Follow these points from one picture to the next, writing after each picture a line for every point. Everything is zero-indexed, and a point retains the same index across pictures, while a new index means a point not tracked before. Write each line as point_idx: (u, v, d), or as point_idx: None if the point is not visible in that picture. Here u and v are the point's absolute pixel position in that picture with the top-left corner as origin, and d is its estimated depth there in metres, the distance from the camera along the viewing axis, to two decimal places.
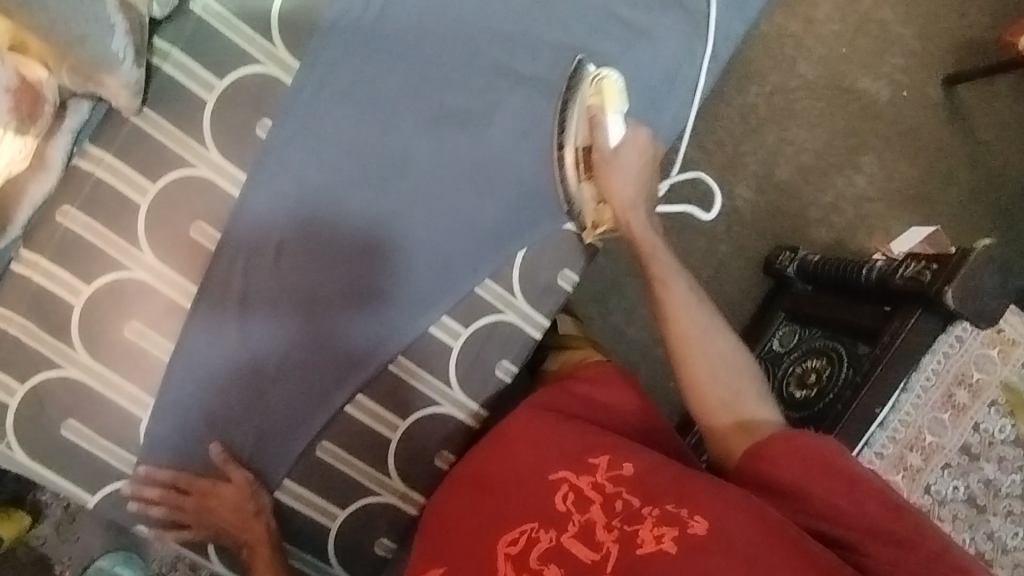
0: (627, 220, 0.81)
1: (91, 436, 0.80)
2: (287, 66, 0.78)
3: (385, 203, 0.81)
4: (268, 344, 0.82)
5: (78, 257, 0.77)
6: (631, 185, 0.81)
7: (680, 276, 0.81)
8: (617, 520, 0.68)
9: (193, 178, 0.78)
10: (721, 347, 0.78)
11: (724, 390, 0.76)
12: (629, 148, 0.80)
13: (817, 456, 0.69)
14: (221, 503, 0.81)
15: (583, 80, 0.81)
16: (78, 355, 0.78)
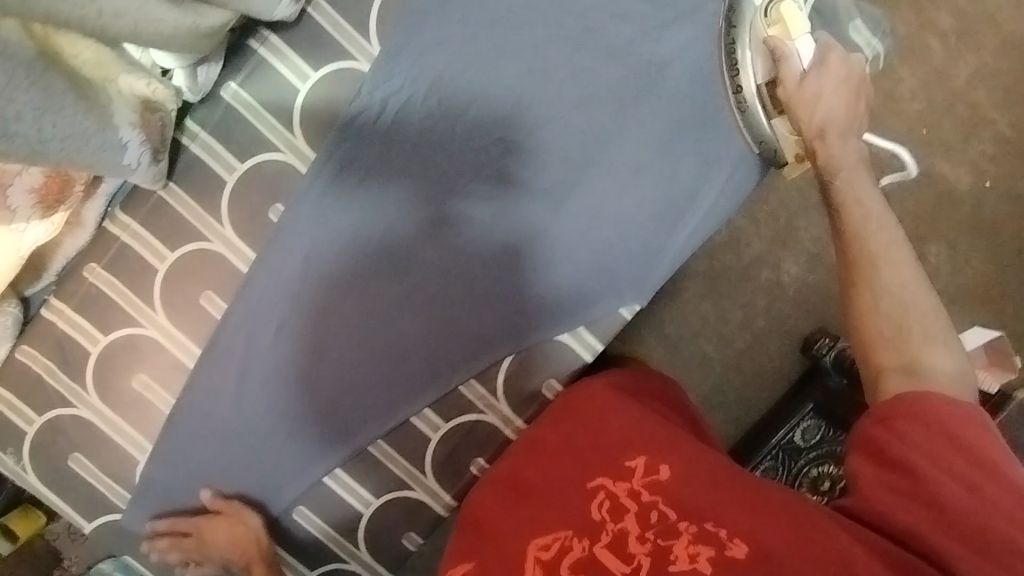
0: (832, 126, 0.72)
1: (93, 471, 0.87)
2: (304, 156, 0.82)
3: (527, 90, 0.80)
4: (391, 220, 0.83)
5: (98, 310, 0.84)
6: (830, 89, 0.71)
7: (874, 217, 0.69)
8: (653, 531, 0.63)
9: (209, 251, 0.83)
10: (903, 278, 0.67)
11: (902, 315, 0.66)
12: (823, 72, 0.72)
13: (943, 430, 0.60)
14: (220, 537, 0.86)
15: (749, 10, 0.77)
16: (89, 398, 0.85)
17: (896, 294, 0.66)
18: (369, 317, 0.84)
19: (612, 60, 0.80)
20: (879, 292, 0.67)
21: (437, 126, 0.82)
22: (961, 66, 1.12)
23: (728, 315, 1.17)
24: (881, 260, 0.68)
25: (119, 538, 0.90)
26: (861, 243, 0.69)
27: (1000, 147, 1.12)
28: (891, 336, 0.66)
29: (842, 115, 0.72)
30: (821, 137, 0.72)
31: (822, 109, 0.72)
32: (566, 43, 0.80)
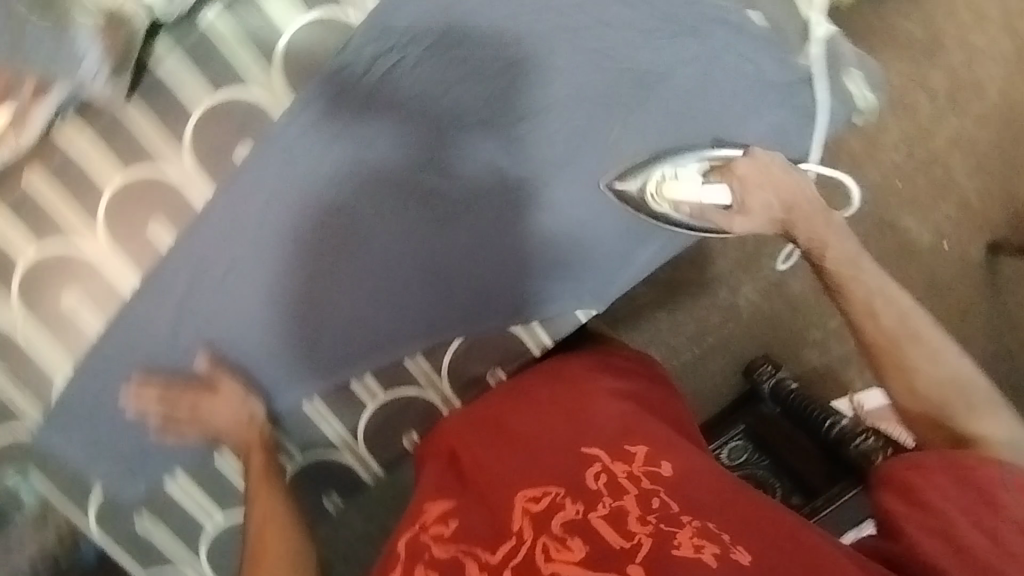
0: (795, 213, 0.79)
1: (7, 383, 0.82)
2: (280, 99, 0.79)
3: (534, 26, 0.77)
4: (385, 142, 0.80)
5: (38, 218, 0.80)
6: (765, 184, 0.79)
7: (888, 285, 0.73)
8: (654, 515, 0.59)
9: (165, 181, 0.80)
10: (927, 359, 0.70)
11: (945, 377, 0.69)
12: (753, 164, 0.78)
13: (981, 484, 0.62)
14: (218, 415, 0.82)
15: (639, 163, 0.80)
16: (13, 307, 0.81)
17: (927, 374, 0.69)
18: (327, 278, 0.82)
19: (610, 62, 0.78)
20: (916, 381, 0.70)
21: (425, 94, 0.79)
22: (939, 130, 1.22)
23: (678, 329, 1.20)
24: (924, 339, 0.71)
25: (23, 458, 0.86)
26: (907, 342, 0.71)
27: (960, 211, 1.20)
28: (955, 403, 0.68)
29: (795, 188, 0.79)
30: (796, 209, 0.79)
31: (770, 204, 0.79)
32: (571, 34, 0.77)
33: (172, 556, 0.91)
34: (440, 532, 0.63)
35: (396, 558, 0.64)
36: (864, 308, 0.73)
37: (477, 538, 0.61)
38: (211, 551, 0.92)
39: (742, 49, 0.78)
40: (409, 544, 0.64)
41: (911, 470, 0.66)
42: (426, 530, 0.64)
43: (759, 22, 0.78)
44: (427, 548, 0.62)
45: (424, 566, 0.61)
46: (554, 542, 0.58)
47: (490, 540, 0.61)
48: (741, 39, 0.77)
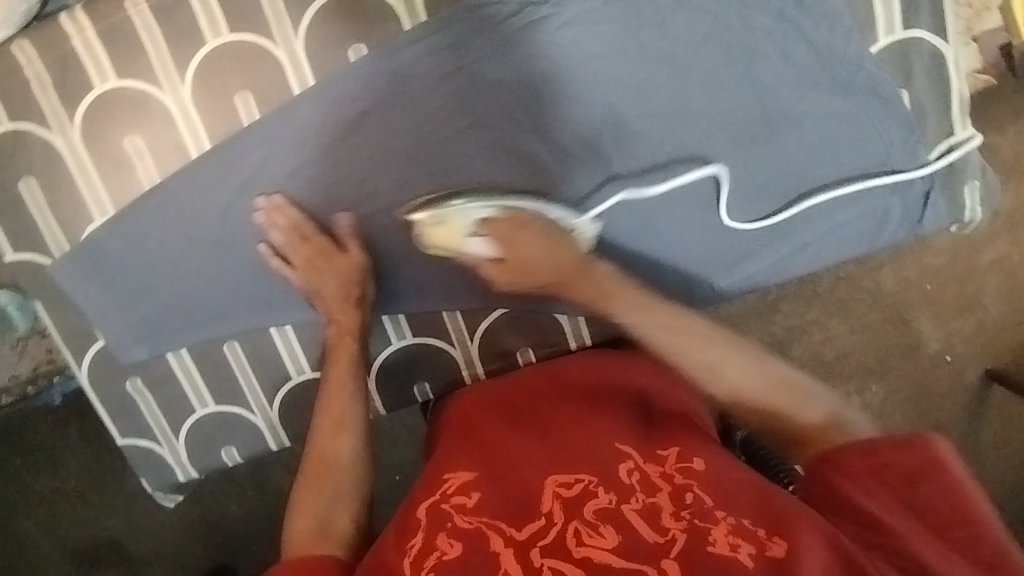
0: (557, 273, 0.73)
1: (41, 204, 0.79)
2: (415, 16, 0.75)
3: (665, 23, 0.74)
4: (484, 85, 0.75)
5: (124, 49, 0.75)
6: (529, 238, 0.72)
7: (672, 310, 0.74)
8: (688, 511, 0.60)
9: (268, 53, 0.76)
10: (728, 371, 0.72)
11: (759, 384, 0.71)
12: (511, 236, 0.72)
13: (895, 474, 0.61)
14: (329, 284, 0.78)
15: (423, 221, 0.76)
16: (70, 131, 0.77)
17: (730, 377, 0.71)
18: (394, 207, 0.79)
19: (748, 91, 0.75)
20: (733, 392, 0.71)
21: (555, 56, 0.74)
22: (984, 251, 1.17)
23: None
24: (724, 350, 0.72)
25: (31, 284, 0.82)
26: (717, 363, 0.72)
27: (975, 334, 1.17)
28: (783, 408, 0.69)
29: (568, 256, 0.73)
30: (570, 283, 0.74)
31: (536, 261, 0.72)
32: (722, 49, 0.74)
33: (151, 428, 0.88)
34: (462, 502, 0.66)
35: (416, 525, 0.65)
36: (669, 349, 0.73)
37: (502, 516, 0.63)
38: (190, 435, 0.89)
39: (880, 123, 0.75)
40: (430, 511, 0.66)
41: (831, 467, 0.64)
42: (448, 500, 0.66)
43: (906, 104, 0.75)
44: (449, 517, 0.64)
45: (447, 534, 0.63)
46: (585, 527, 0.60)
47: (517, 519, 0.62)
48: (885, 114, 0.75)
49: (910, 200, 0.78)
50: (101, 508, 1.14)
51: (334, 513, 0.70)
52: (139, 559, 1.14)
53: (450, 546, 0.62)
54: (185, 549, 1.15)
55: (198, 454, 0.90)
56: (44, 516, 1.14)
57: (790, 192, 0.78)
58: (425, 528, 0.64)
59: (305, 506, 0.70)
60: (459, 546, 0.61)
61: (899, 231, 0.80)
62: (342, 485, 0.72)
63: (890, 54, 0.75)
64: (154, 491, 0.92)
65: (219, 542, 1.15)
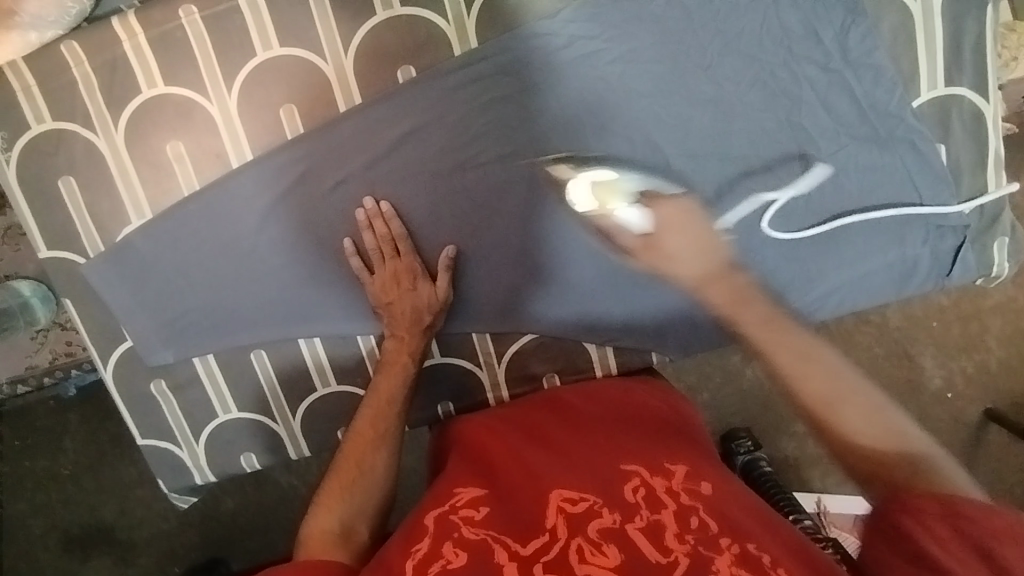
0: (711, 274, 0.69)
1: (79, 202, 0.79)
2: (466, 42, 0.76)
3: (711, 65, 0.75)
4: (531, 111, 0.76)
5: (174, 57, 0.75)
6: (684, 237, 0.69)
7: (837, 369, 0.63)
8: (692, 535, 0.58)
9: (316, 68, 0.76)
10: (872, 404, 0.61)
11: (875, 440, 0.60)
12: (679, 230, 0.69)
13: (978, 532, 0.51)
14: (406, 303, 0.78)
15: (586, 172, 0.75)
16: (114, 134, 0.77)
17: (853, 429, 0.60)
18: (430, 227, 0.79)
19: (790, 137, 0.76)
20: (846, 437, 0.61)
21: (602, 92, 0.75)
22: (990, 292, 1.13)
23: (682, 379, 1.10)
24: (857, 396, 0.61)
25: (62, 282, 0.82)
26: (840, 402, 0.61)
27: (977, 374, 1.13)
28: (890, 458, 0.59)
29: (715, 262, 0.69)
30: (713, 281, 0.69)
31: (688, 258, 0.69)
32: (768, 94, 0.75)
33: (172, 431, 0.88)
34: (469, 515, 0.63)
35: (422, 532, 0.62)
36: (771, 349, 0.65)
37: (508, 530, 0.61)
38: (210, 439, 0.89)
39: (915, 175, 0.77)
40: (436, 521, 0.63)
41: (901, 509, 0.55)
42: (456, 511, 0.64)
43: (942, 158, 0.77)
44: (455, 527, 0.62)
45: (453, 543, 0.60)
46: (589, 545, 0.58)
47: (524, 533, 0.60)
48: (922, 169, 0.76)
49: (940, 252, 0.79)
50: (97, 494, 1.12)
51: (355, 525, 0.68)
52: (128, 541, 1.12)
53: (454, 555, 0.59)
54: (176, 543, 1.12)
55: (217, 459, 0.90)
56: (39, 499, 1.12)
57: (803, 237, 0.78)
58: (431, 536, 0.61)
59: (322, 512, 0.67)
60: (464, 556, 0.59)
61: (926, 281, 0.80)
62: (368, 500, 0.69)
63: (930, 109, 0.76)
64: (170, 492, 0.93)
65: (213, 533, 1.12)
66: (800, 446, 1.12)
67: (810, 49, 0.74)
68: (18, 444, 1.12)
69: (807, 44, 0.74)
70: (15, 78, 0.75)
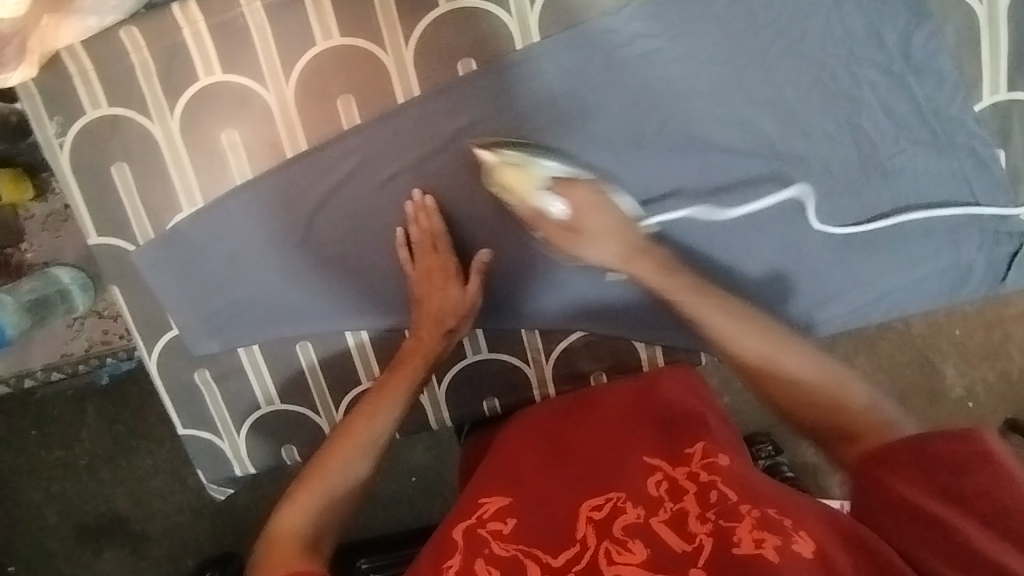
0: (631, 257, 0.70)
1: (131, 188, 0.79)
2: (527, 37, 0.76)
3: (773, 65, 0.74)
4: (591, 109, 0.76)
5: (233, 45, 0.75)
6: (597, 211, 0.71)
7: (766, 325, 0.66)
8: (712, 512, 0.57)
9: (376, 60, 0.76)
10: (799, 358, 0.64)
11: (815, 380, 0.63)
12: (593, 211, 0.70)
13: (944, 475, 0.54)
14: (435, 301, 0.77)
15: (497, 154, 0.74)
16: (169, 121, 0.77)
17: (790, 367, 0.64)
18: (484, 222, 0.79)
19: (850, 139, 0.75)
20: (787, 376, 0.64)
21: (662, 90, 0.75)
22: (1014, 300, 1.08)
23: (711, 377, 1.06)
24: (792, 345, 0.65)
25: (111, 269, 0.82)
26: (776, 354, 0.65)
27: (999, 382, 1.09)
28: (840, 397, 0.62)
29: (630, 240, 0.71)
30: (634, 259, 0.70)
31: (602, 233, 0.70)
32: (830, 96, 0.75)
33: (213, 422, 0.88)
34: (497, 529, 0.61)
35: (451, 547, 0.60)
36: (723, 331, 0.66)
37: (538, 542, 0.60)
38: (251, 431, 0.89)
39: (974, 180, 0.76)
40: (464, 535, 0.61)
41: (873, 467, 0.58)
42: (483, 525, 0.61)
43: (1001, 165, 0.77)
44: (485, 544, 0.60)
45: (484, 560, 0.58)
46: (616, 545, 0.57)
47: (553, 543, 0.59)
48: (981, 174, 0.76)
49: (995, 258, 0.79)
50: (114, 483, 1.09)
51: (323, 534, 0.60)
52: (142, 533, 1.10)
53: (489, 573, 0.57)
54: (199, 535, 1.11)
55: (256, 451, 0.90)
56: (60, 486, 1.10)
57: (859, 238, 0.78)
58: (459, 551, 0.59)
59: (295, 509, 0.61)
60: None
61: (979, 288, 0.80)
62: (343, 499, 0.63)
63: (991, 115, 0.76)
64: (207, 483, 0.92)
65: (226, 524, 1.10)
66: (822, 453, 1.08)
67: (874, 52, 0.74)
68: (38, 432, 1.09)
69: (871, 46, 0.74)
70: (72, 63, 0.75)
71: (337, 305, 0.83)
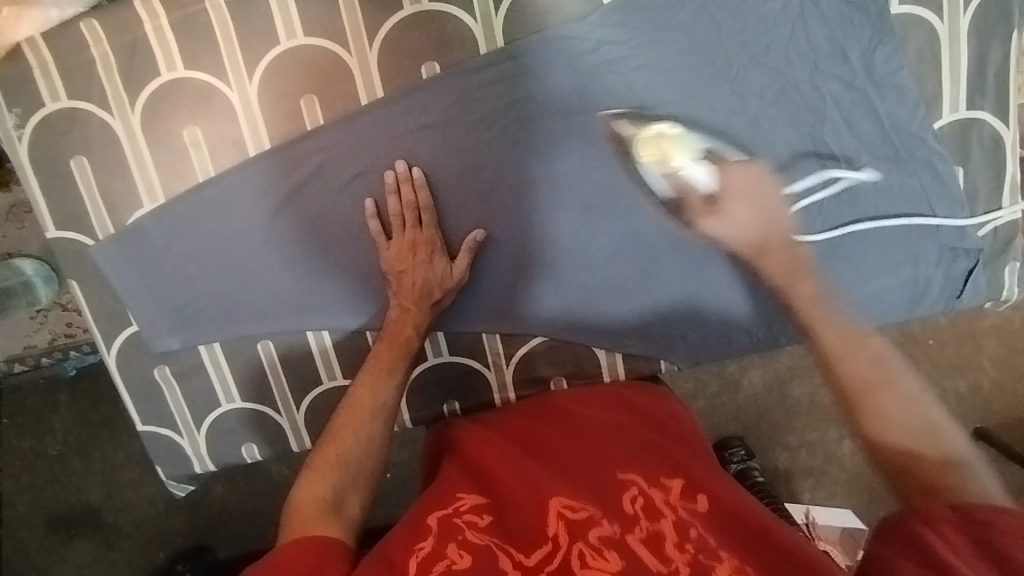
0: (767, 244, 0.70)
1: (91, 182, 0.78)
2: (492, 42, 0.75)
3: (735, 76, 0.75)
4: (555, 116, 0.76)
5: (196, 41, 0.74)
6: (747, 201, 0.71)
7: (884, 355, 0.61)
8: (692, 544, 0.58)
9: (340, 60, 0.75)
10: (904, 397, 0.58)
11: (909, 431, 0.56)
12: (730, 182, 0.71)
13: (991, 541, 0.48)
14: (418, 275, 0.76)
15: (641, 127, 0.76)
16: (131, 115, 0.76)
17: (891, 419, 0.57)
18: (449, 225, 0.78)
19: (812, 152, 0.76)
20: (882, 427, 0.57)
21: (626, 100, 0.76)
22: (987, 314, 1.08)
23: (678, 385, 1.06)
24: (897, 383, 0.59)
25: (70, 263, 0.81)
26: (880, 388, 0.59)
27: (966, 395, 1.09)
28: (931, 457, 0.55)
29: (778, 231, 0.70)
30: (769, 256, 0.70)
31: (746, 224, 0.70)
32: (791, 109, 0.75)
33: (173, 418, 0.87)
34: (473, 520, 0.63)
35: (425, 531, 0.62)
36: (832, 352, 0.62)
37: (511, 538, 0.61)
38: (211, 428, 0.88)
39: (933, 196, 0.77)
40: (440, 521, 0.63)
41: (922, 517, 0.51)
42: (458, 515, 0.64)
43: (960, 182, 0.77)
44: (459, 529, 0.62)
45: (457, 545, 0.60)
46: (590, 549, 0.59)
47: (526, 543, 0.60)
48: (940, 190, 0.77)
49: (953, 273, 0.79)
50: (82, 478, 1.08)
51: (346, 496, 0.66)
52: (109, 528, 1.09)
53: (459, 557, 0.59)
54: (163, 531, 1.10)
55: (217, 447, 0.89)
56: (19, 480, 1.09)
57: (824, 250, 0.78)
58: (434, 535, 0.61)
59: (315, 479, 0.66)
60: (469, 559, 0.59)
61: (937, 302, 0.81)
62: (361, 474, 0.67)
63: (951, 132, 0.76)
64: (167, 479, 0.91)
65: (199, 519, 1.09)
66: (793, 457, 1.06)
67: (836, 66, 0.74)
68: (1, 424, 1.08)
69: (833, 60, 0.74)
70: (32, 54, 0.74)
71: (299, 304, 0.82)
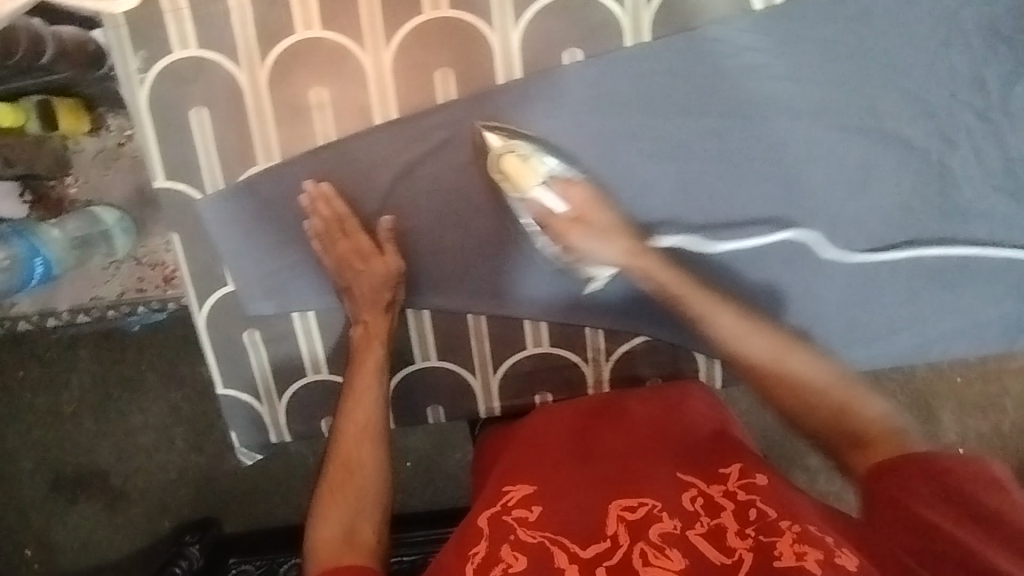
0: (635, 258, 0.72)
1: (207, 135, 0.76)
2: (639, 35, 0.75)
3: (875, 95, 0.75)
4: (684, 115, 0.75)
5: (336, 2, 0.73)
6: (596, 217, 0.73)
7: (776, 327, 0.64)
8: (753, 528, 0.52)
9: (482, 37, 0.74)
10: (812, 365, 0.61)
11: (824, 386, 0.59)
12: (576, 204, 0.73)
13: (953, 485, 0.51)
14: (362, 284, 0.75)
15: (492, 150, 0.75)
16: (258, 71, 0.74)
17: (799, 378, 0.60)
18: None
19: (937, 178, 0.76)
20: (800, 386, 0.60)
21: (762, 107, 0.75)
22: None
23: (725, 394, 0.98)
24: (795, 347, 0.62)
25: (172, 214, 0.78)
26: (782, 354, 0.62)
27: None
28: (847, 400, 0.58)
29: (630, 243, 0.72)
30: (642, 257, 0.72)
31: (608, 232, 0.73)
32: (925, 133, 0.76)
33: (256, 384, 0.85)
34: (523, 515, 0.57)
35: (477, 534, 0.57)
36: (726, 339, 0.64)
37: (567, 531, 0.55)
38: (294, 399, 0.86)
39: None
40: (490, 522, 0.57)
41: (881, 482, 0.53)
42: (508, 512, 0.58)
43: None
44: (511, 530, 0.56)
45: (510, 546, 0.54)
46: (652, 548, 0.53)
47: (583, 536, 0.55)
48: None
49: None
50: (98, 437, 1.04)
51: (359, 524, 0.59)
52: (119, 489, 1.04)
53: (514, 559, 0.53)
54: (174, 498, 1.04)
55: (295, 418, 0.87)
56: (39, 435, 1.04)
57: (931, 273, 0.79)
58: (486, 537, 0.56)
59: (324, 517, 0.59)
60: (524, 560, 0.53)
61: None
62: (372, 497, 0.61)
63: None
64: (239, 445, 0.89)
65: (208, 493, 1.04)
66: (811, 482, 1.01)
67: (974, 95, 0.75)
68: (46, 374, 1.04)
69: (972, 90, 0.75)
70: None
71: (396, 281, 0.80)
